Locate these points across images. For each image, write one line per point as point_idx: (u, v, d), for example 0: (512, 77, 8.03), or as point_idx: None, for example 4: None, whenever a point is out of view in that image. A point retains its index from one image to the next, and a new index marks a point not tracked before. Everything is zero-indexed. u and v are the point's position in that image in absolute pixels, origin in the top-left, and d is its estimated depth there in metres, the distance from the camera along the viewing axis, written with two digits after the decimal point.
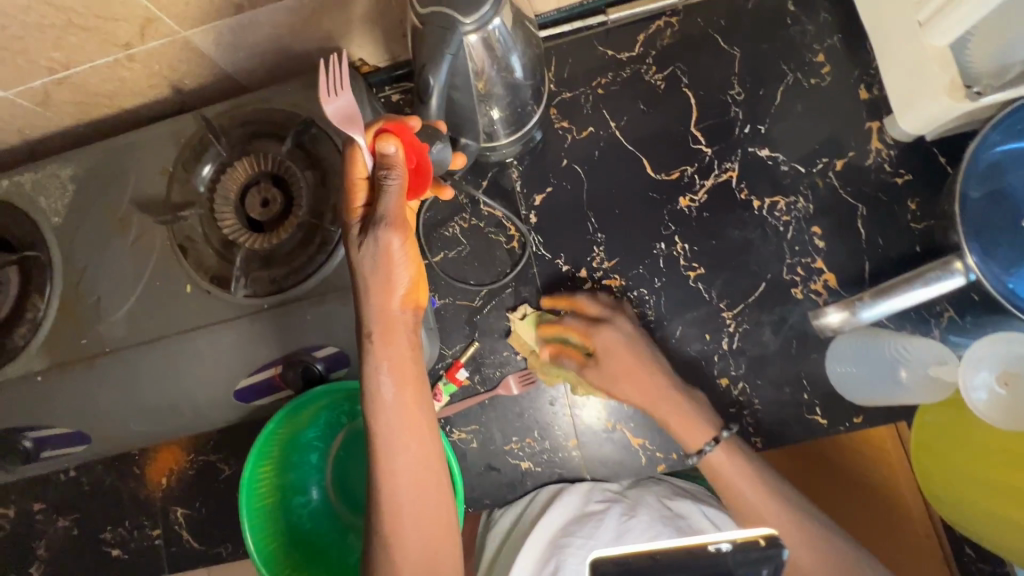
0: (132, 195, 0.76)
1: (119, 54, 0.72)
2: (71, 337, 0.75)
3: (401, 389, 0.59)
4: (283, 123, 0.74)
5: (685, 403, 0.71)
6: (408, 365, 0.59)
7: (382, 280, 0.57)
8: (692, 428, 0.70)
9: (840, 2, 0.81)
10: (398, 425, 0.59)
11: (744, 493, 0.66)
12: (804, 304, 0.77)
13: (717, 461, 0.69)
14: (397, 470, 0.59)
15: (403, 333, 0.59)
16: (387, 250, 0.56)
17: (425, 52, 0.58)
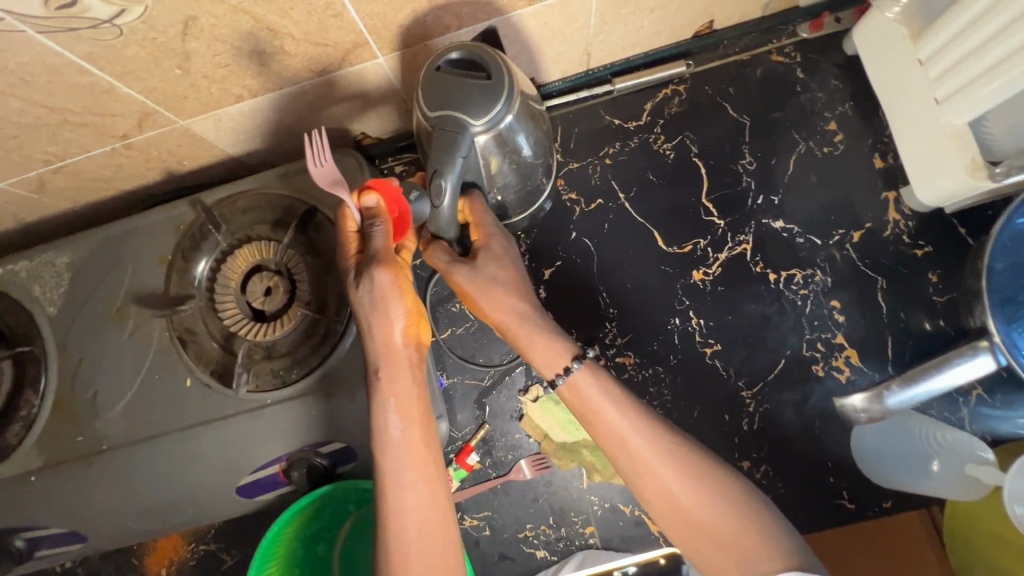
0: (130, 285, 0.74)
1: (116, 144, 0.70)
2: (68, 433, 0.72)
3: (406, 427, 0.59)
4: (285, 209, 0.72)
5: (551, 330, 0.62)
6: (409, 403, 0.59)
7: (382, 315, 0.59)
8: (550, 353, 0.61)
9: (850, 69, 0.80)
10: (404, 466, 0.57)
11: (633, 461, 0.55)
12: (827, 382, 0.74)
13: (572, 396, 0.59)
14: (403, 516, 0.56)
15: (405, 369, 0.60)
16: (382, 288, 0.58)
17: (437, 156, 0.58)
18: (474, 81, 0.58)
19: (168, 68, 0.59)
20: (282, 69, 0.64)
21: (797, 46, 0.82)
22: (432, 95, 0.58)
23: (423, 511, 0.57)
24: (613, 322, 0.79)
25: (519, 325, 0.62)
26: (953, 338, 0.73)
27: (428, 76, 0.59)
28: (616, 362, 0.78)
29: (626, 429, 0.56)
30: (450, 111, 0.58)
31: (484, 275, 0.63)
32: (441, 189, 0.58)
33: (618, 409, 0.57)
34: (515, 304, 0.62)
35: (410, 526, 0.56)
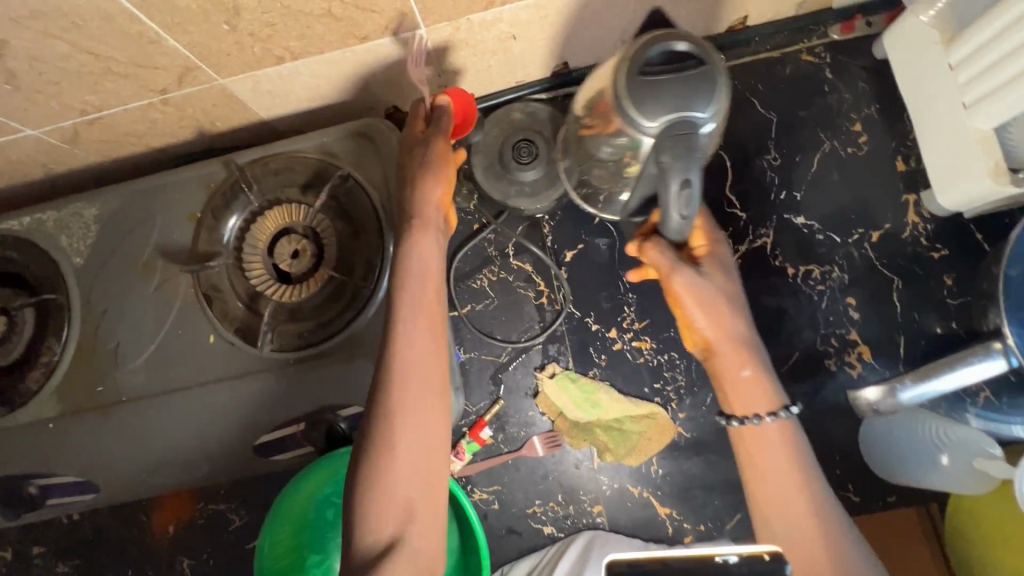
0: (157, 241, 0.74)
1: (153, 99, 0.70)
2: (87, 383, 0.73)
3: (420, 284, 0.60)
4: (316, 173, 0.73)
5: (759, 369, 0.60)
6: (430, 262, 0.62)
7: (429, 169, 0.64)
8: (754, 391, 0.59)
9: (877, 71, 0.82)
10: (414, 314, 0.59)
11: (767, 491, 0.57)
12: (839, 377, 0.75)
13: (755, 436, 0.58)
14: (401, 359, 0.57)
15: (434, 236, 0.63)
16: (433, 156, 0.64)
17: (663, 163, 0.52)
18: (673, 81, 0.53)
19: (215, 24, 0.60)
20: (326, 32, 0.64)
21: (827, 47, 0.83)
22: (649, 101, 0.54)
23: (423, 355, 0.57)
24: (632, 307, 0.80)
25: (736, 358, 0.60)
26: (963, 341, 0.74)
27: (626, 83, 0.55)
28: (632, 346, 0.79)
29: (772, 463, 0.57)
30: (674, 116, 0.53)
31: (708, 294, 0.61)
32: (692, 199, 0.54)
33: (776, 441, 0.58)
34: (741, 334, 0.60)
35: (407, 366, 0.56)
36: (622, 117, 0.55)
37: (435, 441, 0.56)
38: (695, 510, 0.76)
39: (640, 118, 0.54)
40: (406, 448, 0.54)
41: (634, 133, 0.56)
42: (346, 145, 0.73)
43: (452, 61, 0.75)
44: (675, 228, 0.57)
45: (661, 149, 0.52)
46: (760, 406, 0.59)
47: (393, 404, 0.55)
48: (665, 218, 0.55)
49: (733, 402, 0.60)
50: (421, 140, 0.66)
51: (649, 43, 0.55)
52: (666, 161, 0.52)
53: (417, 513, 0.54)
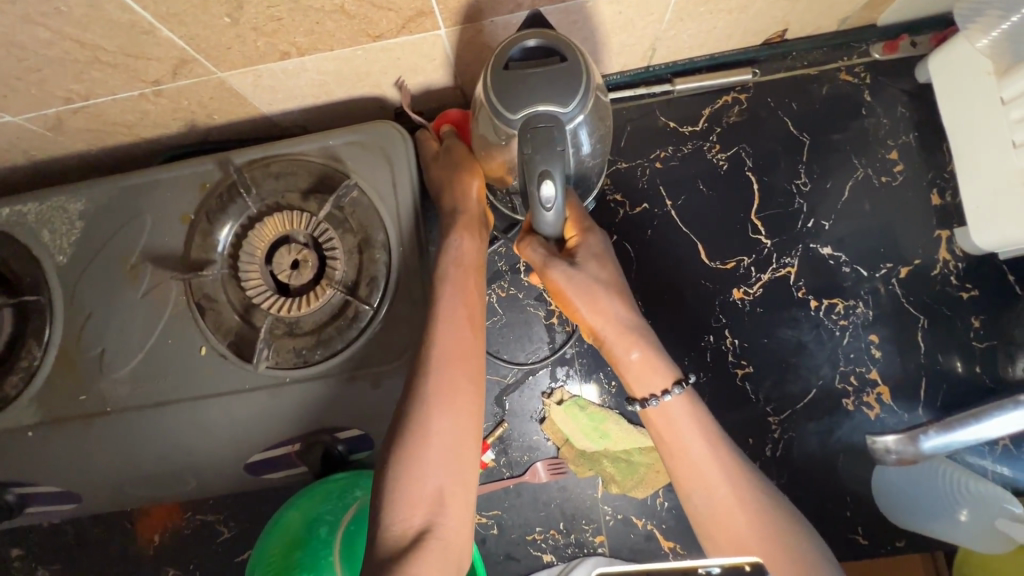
0: (147, 243, 0.69)
1: (145, 90, 0.65)
2: (70, 391, 0.69)
3: (462, 275, 0.64)
4: (320, 180, 0.68)
5: (649, 343, 0.60)
6: (471, 260, 0.65)
7: (463, 175, 0.68)
8: (650, 373, 0.59)
9: (918, 97, 0.78)
10: (458, 306, 0.61)
11: (684, 466, 0.56)
12: (855, 417, 0.73)
13: (658, 418, 0.58)
14: (441, 344, 0.59)
15: (478, 226, 0.68)
16: (459, 154, 0.70)
17: (530, 156, 0.52)
18: (533, 76, 0.53)
19: (216, 16, 0.54)
20: (337, 30, 0.59)
21: (868, 66, 0.78)
22: (511, 95, 0.53)
23: (463, 343, 0.60)
24: None
25: (624, 336, 0.60)
26: (987, 386, 0.72)
27: (487, 79, 0.54)
28: None
29: (685, 441, 0.56)
30: (535, 109, 0.53)
31: (582, 281, 0.60)
32: (556, 192, 0.53)
33: (685, 417, 0.57)
34: (625, 319, 0.61)
35: (449, 351, 0.59)
36: (490, 113, 0.55)
37: (472, 430, 0.57)
38: (699, 545, 0.74)
39: (503, 110, 0.53)
40: (441, 433, 0.56)
41: (500, 127, 0.56)
42: (353, 151, 0.68)
43: (470, 63, 0.70)
44: (549, 225, 0.57)
45: (522, 140, 0.52)
46: (655, 388, 0.58)
47: (431, 387, 0.57)
48: (537, 212, 0.56)
49: (633, 386, 0.60)
50: (443, 153, 0.71)
51: (508, 41, 0.55)
52: (528, 152, 0.52)
53: (445, 500, 0.54)
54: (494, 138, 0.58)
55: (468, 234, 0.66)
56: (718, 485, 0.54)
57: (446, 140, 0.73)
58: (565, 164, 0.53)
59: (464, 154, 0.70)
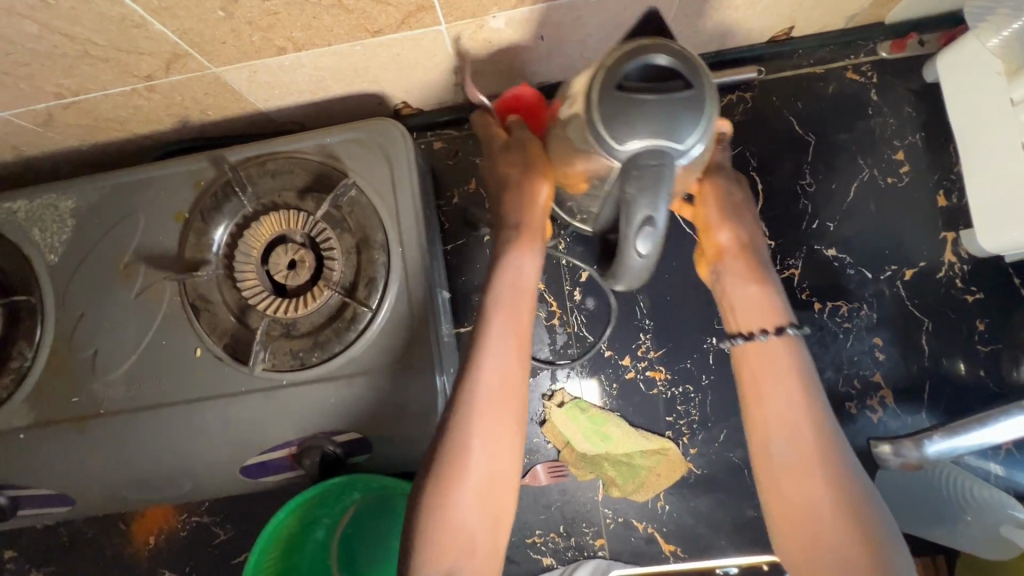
0: (141, 242, 0.68)
1: (137, 85, 0.63)
2: (62, 392, 0.68)
3: (511, 305, 0.56)
4: (318, 179, 0.66)
5: (767, 287, 0.57)
6: (525, 284, 0.58)
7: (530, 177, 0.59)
8: (758, 305, 0.56)
9: (926, 96, 0.76)
10: (504, 337, 0.55)
11: (771, 410, 0.51)
12: (857, 421, 0.73)
13: (757, 354, 0.54)
14: (482, 385, 0.53)
15: (536, 242, 0.60)
16: (529, 150, 0.61)
17: (635, 194, 0.47)
18: (656, 102, 0.47)
19: (210, 10, 0.52)
20: (334, 24, 0.57)
21: (875, 65, 0.77)
22: (621, 120, 0.47)
23: (503, 384, 0.53)
24: (648, 335, 0.76)
25: (740, 275, 0.58)
26: (990, 390, 0.71)
27: (597, 97, 0.48)
28: (645, 376, 0.75)
29: (780, 411, 0.51)
30: (648, 143, 0.47)
31: (732, 203, 0.60)
32: (655, 239, 0.49)
33: (789, 383, 0.51)
34: (754, 248, 0.59)
35: (492, 394, 0.53)
36: (589, 131, 0.49)
37: (505, 478, 0.52)
38: (701, 548, 0.73)
39: (612, 140, 0.48)
40: (477, 485, 0.51)
41: (595, 148, 0.50)
42: (351, 149, 0.66)
43: (472, 60, 0.69)
44: (633, 271, 0.53)
45: (627, 177, 0.47)
46: (757, 324, 0.56)
47: (473, 431, 0.51)
48: (625, 255, 0.51)
49: (735, 320, 0.58)
50: (508, 147, 0.62)
51: (631, 54, 0.48)
52: (632, 191, 0.47)
53: (476, 550, 0.50)
54: (585, 153, 0.52)
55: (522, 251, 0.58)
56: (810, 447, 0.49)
57: (513, 130, 0.64)
58: (666, 210, 0.49)
59: (537, 154, 0.61)
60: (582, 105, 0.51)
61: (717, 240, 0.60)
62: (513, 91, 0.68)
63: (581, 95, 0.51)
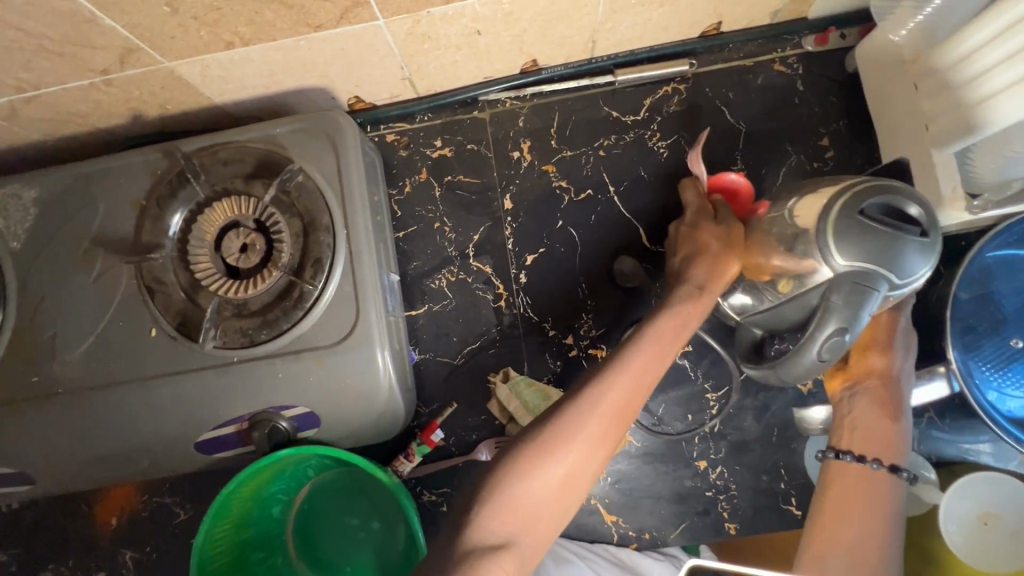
0: (100, 228, 0.71)
1: (94, 79, 0.67)
2: (22, 372, 0.70)
3: (668, 340, 0.58)
4: (267, 166, 0.70)
5: (891, 425, 0.63)
6: (678, 337, 0.59)
7: (725, 257, 0.62)
8: (884, 441, 0.62)
9: (849, 86, 0.81)
10: (644, 362, 0.56)
11: (848, 516, 0.57)
12: (788, 393, 0.76)
13: (852, 474, 0.60)
14: (612, 397, 0.53)
15: (705, 308, 0.61)
16: (734, 233, 0.63)
17: (850, 311, 0.53)
18: (885, 233, 0.51)
19: (155, 5, 0.56)
20: (275, 19, 0.61)
21: (801, 58, 0.82)
22: (855, 241, 0.52)
23: (625, 406, 0.53)
24: (590, 314, 0.80)
25: (878, 406, 0.64)
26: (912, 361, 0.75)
27: (837, 221, 0.53)
28: (587, 353, 0.79)
29: (854, 534, 0.55)
30: (868, 265, 0.52)
31: (899, 342, 0.65)
32: (842, 345, 0.54)
33: (875, 511, 0.57)
34: (892, 381, 0.64)
35: (617, 406, 0.53)
36: (818, 241, 0.54)
37: (583, 478, 0.51)
38: (642, 517, 0.76)
39: (836, 257, 0.52)
40: (557, 474, 0.50)
41: (811, 257, 0.54)
42: (299, 138, 0.70)
43: (415, 54, 0.73)
44: (797, 373, 0.57)
45: (838, 289, 0.52)
46: (872, 451, 0.61)
47: (584, 424, 0.51)
48: (801, 353, 0.55)
49: (844, 441, 0.63)
50: (722, 228, 0.63)
51: (876, 190, 0.53)
52: (836, 302, 0.53)
53: (535, 520, 0.49)
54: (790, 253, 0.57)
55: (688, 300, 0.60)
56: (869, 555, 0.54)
57: (720, 208, 0.66)
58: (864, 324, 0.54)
59: (736, 238, 0.63)
60: (817, 221, 0.54)
61: (869, 363, 0.65)
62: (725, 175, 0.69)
63: (812, 217, 0.55)
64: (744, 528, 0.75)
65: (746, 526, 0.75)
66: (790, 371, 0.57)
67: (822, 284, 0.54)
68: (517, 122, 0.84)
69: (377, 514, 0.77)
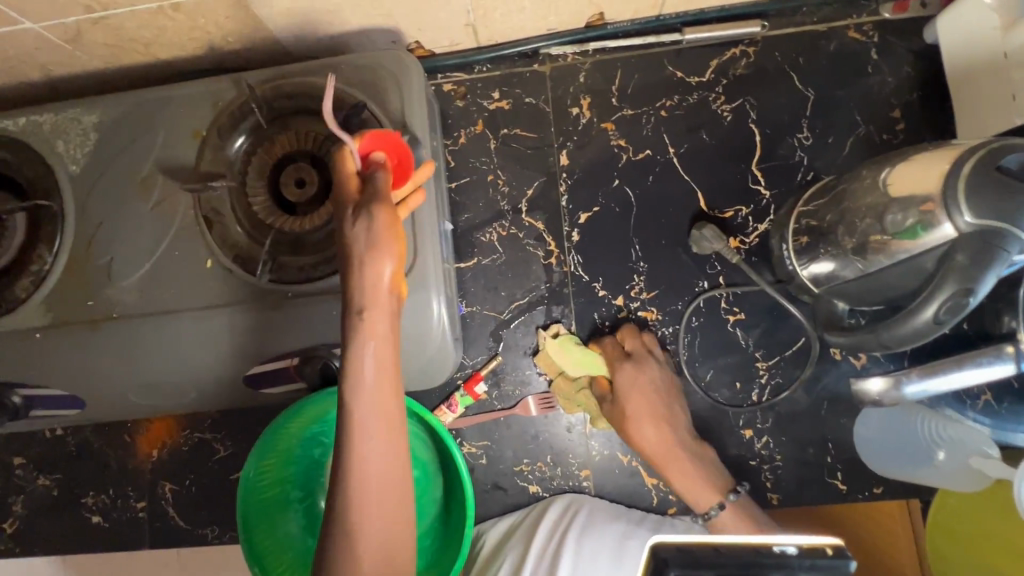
0: (160, 155, 0.71)
1: (163, 2, 0.66)
2: (76, 296, 0.71)
3: (381, 388, 0.50)
4: (331, 103, 0.69)
5: (700, 460, 0.70)
6: (367, 379, 0.50)
7: (377, 255, 0.50)
8: (697, 488, 0.69)
9: (925, 57, 0.78)
10: (373, 417, 0.50)
11: None
12: (841, 367, 0.75)
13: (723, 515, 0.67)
14: (377, 462, 0.50)
15: (387, 313, 0.51)
16: (381, 228, 0.51)
17: (978, 269, 0.49)
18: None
19: None
20: None
21: (877, 26, 0.79)
22: (989, 197, 0.49)
23: (388, 468, 0.51)
24: (642, 276, 0.78)
25: (665, 454, 0.70)
26: (972, 343, 0.73)
27: (969, 179, 0.50)
28: (638, 315, 0.78)
29: None
30: (1000, 224, 0.49)
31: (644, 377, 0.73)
32: (962, 309, 0.51)
33: None
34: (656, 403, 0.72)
35: (382, 474, 0.50)
36: (940, 196, 0.51)
37: (402, 547, 0.51)
38: None
39: (965, 214, 0.49)
40: (371, 555, 0.49)
41: (932, 214, 0.51)
42: (364, 76, 0.69)
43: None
44: (903, 338, 0.54)
45: (967, 248, 0.49)
46: (704, 500, 0.68)
47: (368, 509, 0.49)
48: (913, 314, 0.52)
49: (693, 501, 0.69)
50: (362, 213, 0.51)
51: (1012, 147, 0.50)
52: (962, 260, 0.49)
53: None
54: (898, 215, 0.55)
55: (375, 333, 0.50)
56: None
57: (373, 172, 0.54)
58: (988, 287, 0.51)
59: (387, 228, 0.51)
60: (942, 177, 0.51)
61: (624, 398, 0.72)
62: (377, 132, 0.57)
63: (935, 175, 0.52)
64: (788, 500, 0.74)
65: (789, 498, 0.74)
66: (898, 333, 0.53)
67: (945, 244, 0.51)
68: (578, 79, 0.82)
69: (415, 464, 0.75)
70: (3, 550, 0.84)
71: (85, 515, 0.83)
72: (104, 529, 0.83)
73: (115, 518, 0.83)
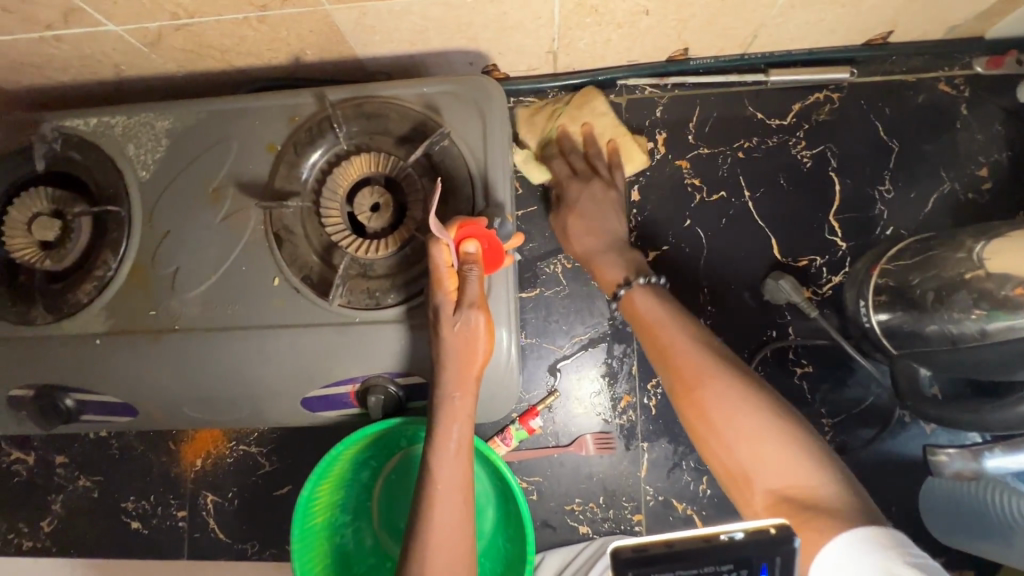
0: (232, 168, 0.69)
1: (250, 14, 0.64)
2: (139, 305, 0.70)
3: (460, 461, 0.58)
4: (413, 128, 0.67)
5: (673, 327, 0.61)
6: (447, 451, 0.58)
7: (469, 352, 0.58)
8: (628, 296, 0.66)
9: (1017, 116, 0.76)
10: (452, 487, 0.58)
11: (686, 366, 0.57)
12: (909, 429, 0.74)
13: (653, 320, 0.63)
14: (448, 531, 0.56)
15: (472, 399, 0.59)
16: (476, 329, 0.58)
17: None
18: None
19: None
20: None
21: (969, 80, 0.77)
22: None
23: (458, 536, 0.57)
24: (709, 320, 0.77)
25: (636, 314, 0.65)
26: None
27: None
28: None
29: (733, 427, 0.52)
30: None
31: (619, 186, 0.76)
32: None
33: (683, 339, 0.59)
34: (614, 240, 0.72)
35: (453, 540, 0.56)
36: None
37: None
38: None
39: None
40: None
41: None
42: (448, 101, 0.67)
43: (572, 28, 0.69)
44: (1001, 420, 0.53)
45: None
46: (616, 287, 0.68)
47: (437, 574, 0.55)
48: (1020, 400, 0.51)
49: (633, 309, 0.65)
50: (458, 313, 0.58)
51: None
52: None
53: None
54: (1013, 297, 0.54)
55: (459, 413, 0.58)
56: (714, 384, 0.55)
57: (466, 268, 0.59)
58: None
59: (482, 331, 0.58)
60: None
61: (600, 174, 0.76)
62: (470, 218, 0.59)
63: None
64: None
65: None
66: None
67: None
68: (654, 113, 0.81)
69: None
70: (38, 549, 0.83)
71: (124, 520, 0.82)
72: (143, 535, 0.82)
73: (154, 525, 0.82)
